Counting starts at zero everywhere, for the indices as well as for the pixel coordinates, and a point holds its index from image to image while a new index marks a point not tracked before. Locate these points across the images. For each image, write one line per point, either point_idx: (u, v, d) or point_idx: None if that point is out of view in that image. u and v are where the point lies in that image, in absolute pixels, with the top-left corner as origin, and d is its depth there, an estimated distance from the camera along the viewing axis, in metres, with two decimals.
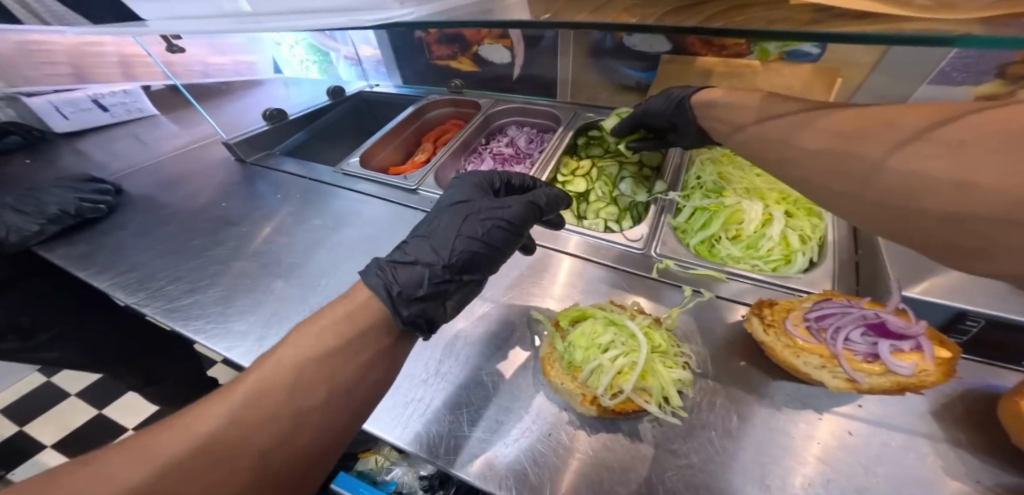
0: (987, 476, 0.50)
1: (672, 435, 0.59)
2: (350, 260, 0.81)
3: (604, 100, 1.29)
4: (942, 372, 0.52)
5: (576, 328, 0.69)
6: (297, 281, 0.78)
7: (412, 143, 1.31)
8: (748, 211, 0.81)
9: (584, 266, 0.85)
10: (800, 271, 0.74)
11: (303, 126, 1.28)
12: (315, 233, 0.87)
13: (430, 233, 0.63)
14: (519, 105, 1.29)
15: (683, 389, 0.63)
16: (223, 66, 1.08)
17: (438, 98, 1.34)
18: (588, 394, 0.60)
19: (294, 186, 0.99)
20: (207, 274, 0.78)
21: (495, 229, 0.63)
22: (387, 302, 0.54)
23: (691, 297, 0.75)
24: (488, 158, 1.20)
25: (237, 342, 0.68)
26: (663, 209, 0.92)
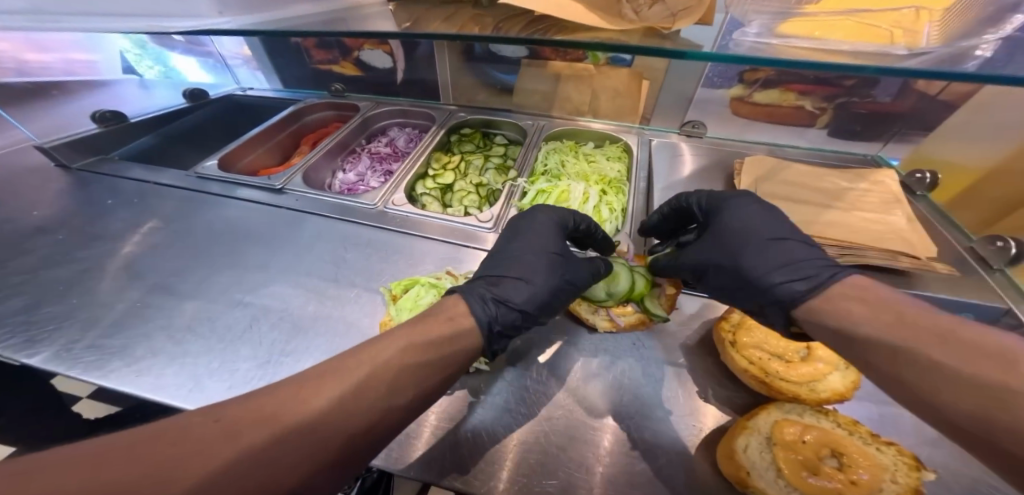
0: (710, 386, 0.64)
1: (493, 385, 0.66)
2: (193, 259, 0.79)
3: (481, 101, 1.38)
4: (668, 305, 0.70)
5: (405, 294, 0.69)
6: (127, 281, 0.75)
7: (289, 146, 1.33)
8: (576, 190, 0.92)
9: (432, 245, 0.85)
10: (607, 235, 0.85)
11: (155, 129, 1.25)
12: (157, 236, 0.84)
13: (525, 275, 0.64)
14: (400, 107, 1.35)
15: None
16: (43, 64, 1.02)
17: (316, 103, 1.37)
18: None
19: (134, 190, 0.95)
20: (9, 285, 0.73)
21: (578, 286, 0.67)
22: (489, 339, 0.56)
23: None
24: (364, 157, 1.21)
25: (43, 348, 0.64)
26: (511, 194, 0.95)
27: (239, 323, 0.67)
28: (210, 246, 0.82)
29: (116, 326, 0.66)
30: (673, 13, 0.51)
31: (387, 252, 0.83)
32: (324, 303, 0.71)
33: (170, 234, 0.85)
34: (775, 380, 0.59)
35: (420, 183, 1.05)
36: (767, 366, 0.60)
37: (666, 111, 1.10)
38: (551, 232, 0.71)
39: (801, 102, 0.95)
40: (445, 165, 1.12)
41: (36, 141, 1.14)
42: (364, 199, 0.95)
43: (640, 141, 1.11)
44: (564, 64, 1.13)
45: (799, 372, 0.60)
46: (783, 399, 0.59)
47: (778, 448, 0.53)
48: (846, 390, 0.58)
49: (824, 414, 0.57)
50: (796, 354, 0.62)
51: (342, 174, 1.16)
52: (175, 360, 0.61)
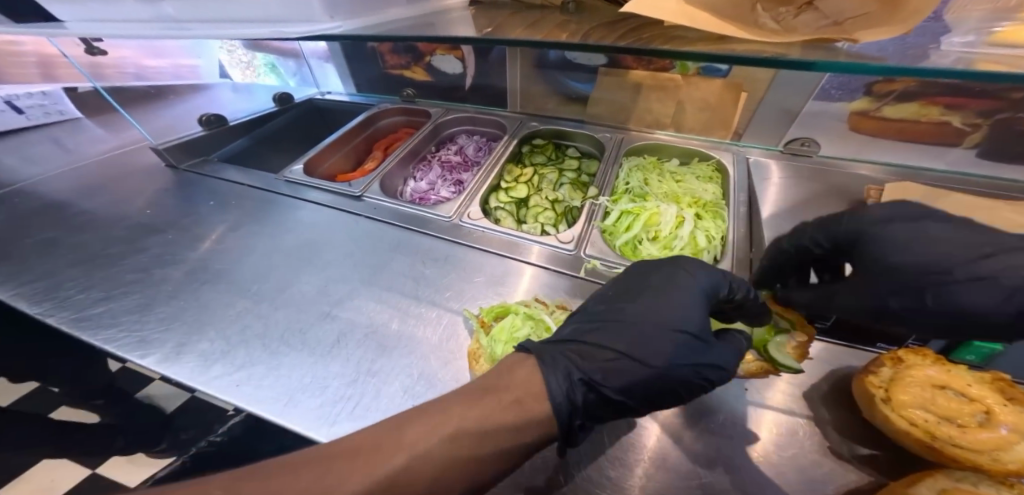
0: (854, 452, 0.54)
1: (586, 424, 0.60)
2: (282, 265, 0.80)
3: (551, 110, 1.33)
4: (799, 357, 0.59)
5: (497, 324, 0.63)
6: (225, 285, 0.77)
7: (363, 151, 1.35)
8: (667, 213, 0.83)
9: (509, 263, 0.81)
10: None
11: (248, 132, 1.32)
12: (248, 238, 0.86)
13: (641, 355, 0.51)
14: (469, 114, 1.33)
15: None
16: (157, 70, 1.11)
17: (390, 107, 1.40)
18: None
19: (231, 192, 1.00)
20: (125, 282, 0.78)
21: (695, 380, 0.53)
22: (563, 431, 0.47)
23: None
24: (436, 165, 1.20)
25: (153, 349, 0.66)
26: (592, 214, 0.88)
27: (332, 336, 0.66)
28: (298, 254, 0.83)
29: (217, 331, 0.68)
30: (838, 22, 0.43)
31: (484, 275, 0.79)
32: (407, 321, 0.69)
33: (264, 238, 0.87)
34: (946, 447, 0.48)
35: (493, 196, 1.02)
36: (936, 430, 0.49)
37: (765, 125, 0.99)
38: (681, 300, 0.56)
39: (948, 119, 0.79)
40: (518, 178, 1.08)
41: (153, 143, 1.23)
42: (440, 212, 0.92)
43: (735, 159, 1.02)
44: (646, 74, 1.05)
45: (977, 439, 0.48)
46: (956, 469, 0.48)
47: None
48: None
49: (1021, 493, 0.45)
50: (974, 418, 0.49)
51: (413, 182, 1.16)
52: (273, 372, 0.62)
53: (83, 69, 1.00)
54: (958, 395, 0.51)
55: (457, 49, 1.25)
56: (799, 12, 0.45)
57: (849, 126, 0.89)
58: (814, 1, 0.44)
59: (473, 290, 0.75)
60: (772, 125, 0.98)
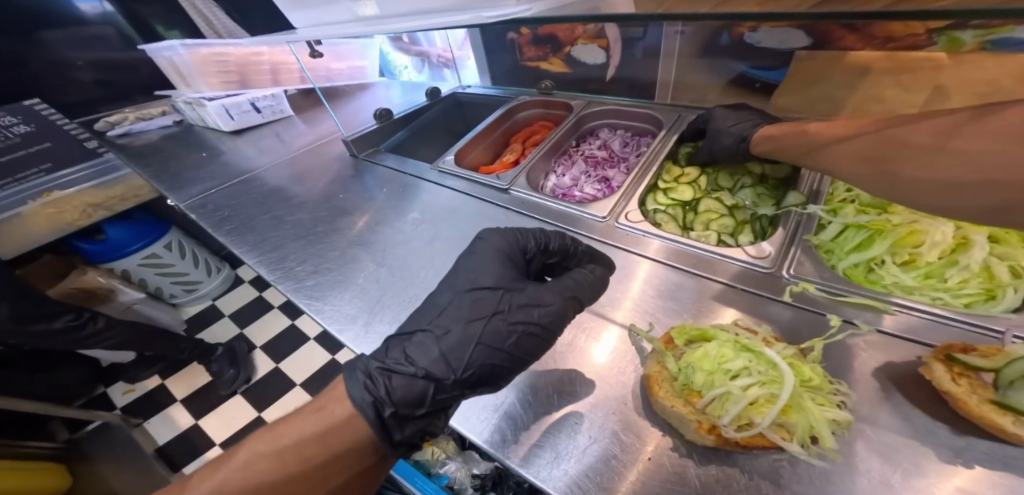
0: None
1: (807, 478, 0.44)
2: (446, 254, 0.83)
3: (712, 101, 1.15)
4: None
5: (695, 348, 0.53)
6: (399, 270, 0.82)
7: (501, 144, 1.37)
8: (937, 230, 0.60)
9: (683, 277, 0.71)
10: (1009, 310, 0.52)
11: (405, 126, 1.40)
12: (415, 226, 0.92)
13: (442, 313, 0.57)
14: (613, 106, 1.24)
15: (836, 432, 0.46)
16: (338, 71, 1.35)
17: (529, 100, 1.40)
18: (704, 421, 0.47)
19: (405, 183, 1.08)
20: (328, 259, 0.88)
21: (532, 333, 0.55)
22: (376, 426, 0.50)
23: (841, 329, 0.56)
24: (579, 160, 1.13)
25: (348, 325, 0.72)
26: (798, 224, 0.71)
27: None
28: (461, 247, 0.84)
29: (396, 313, 0.72)
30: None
31: (630, 280, 0.72)
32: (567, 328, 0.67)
33: (431, 229, 0.91)
34: None
35: (652, 197, 0.91)
36: None
37: None
38: (487, 266, 0.62)
39: None
40: (680, 178, 0.94)
41: (343, 135, 1.33)
42: (593, 210, 0.87)
43: None
44: (881, 54, 0.81)
45: None
46: None
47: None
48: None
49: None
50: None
51: (555, 177, 1.11)
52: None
53: (310, 76, 1.21)
54: None
55: (602, 37, 1.20)
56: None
57: None
58: None
59: (618, 298, 0.70)
60: None
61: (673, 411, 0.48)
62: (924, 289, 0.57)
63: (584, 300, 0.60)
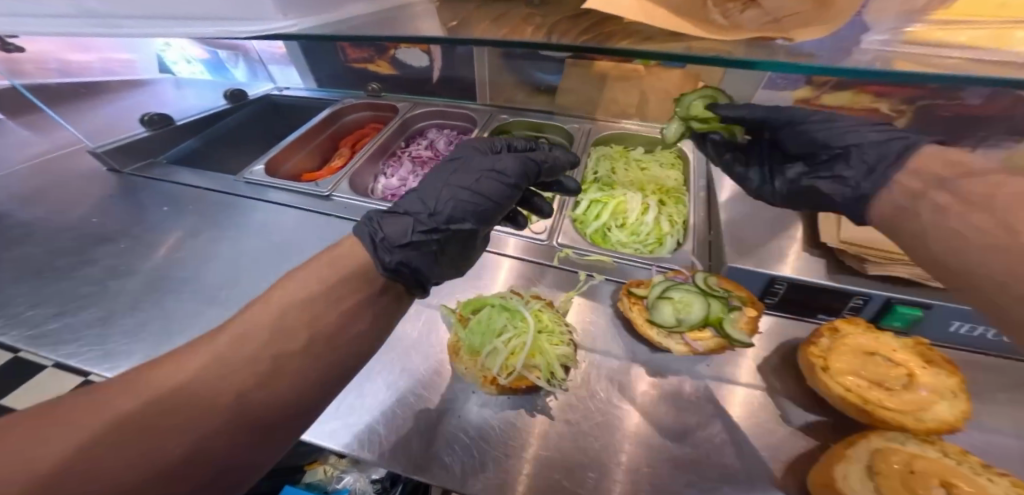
0: (797, 416, 0.60)
1: (569, 409, 0.62)
2: (247, 268, 0.81)
3: (520, 101, 1.34)
4: (751, 328, 0.62)
5: (475, 316, 0.67)
6: (192, 294, 0.77)
7: (328, 149, 1.34)
8: (632, 200, 0.89)
9: (490, 259, 0.84)
10: (670, 251, 0.82)
11: (197, 133, 1.30)
12: (214, 242, 0.86)
13: (422, 182, 0.59)
14: (437, 109, 1.33)
15: (569, 364, 0.64)
16: (88, 65, 1.05)
17: (354, 103, 1.38)
18: (487, 375, 0.61)
19: (200, 197, 0.97)
20: (79, 296, 0.76)
21: (486, 203, 0.57)
22: (369, 248, 0.49)
23: (585, 280, 0.78)
24: (406, 161, 1.19)
25: (120, 361, 0.67)
26: (563, 203, 0.92)
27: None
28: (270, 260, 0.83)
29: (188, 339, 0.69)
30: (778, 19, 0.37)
31: None
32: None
33: (232, 244, 0.86)
34: (875, 409, 0.55)
35: None
36: (867, 394, 0.56)
37: (719, 110, 1.16)
38: (472, 149, 0.66)
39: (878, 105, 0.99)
40: None
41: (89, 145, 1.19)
42: None
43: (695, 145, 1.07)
44: (612, 65, 1.15)
45: (901, 400, 0.56)
46: (885, 429, 0.55)
47: (885, 479, 0.48)
48: (958, 419, 0.54)
49: (936, 446, 0.51)
50: (911, 390, 0.56)
51: (384, 179, 1.15)
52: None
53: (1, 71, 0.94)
54: (887, 360, 0.59)
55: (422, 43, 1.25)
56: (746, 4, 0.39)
57: None
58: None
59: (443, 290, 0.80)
60: (726, 111, 1.15)
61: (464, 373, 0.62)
62: (631, 242, 0.84)
63: (540, 167, 0.65)
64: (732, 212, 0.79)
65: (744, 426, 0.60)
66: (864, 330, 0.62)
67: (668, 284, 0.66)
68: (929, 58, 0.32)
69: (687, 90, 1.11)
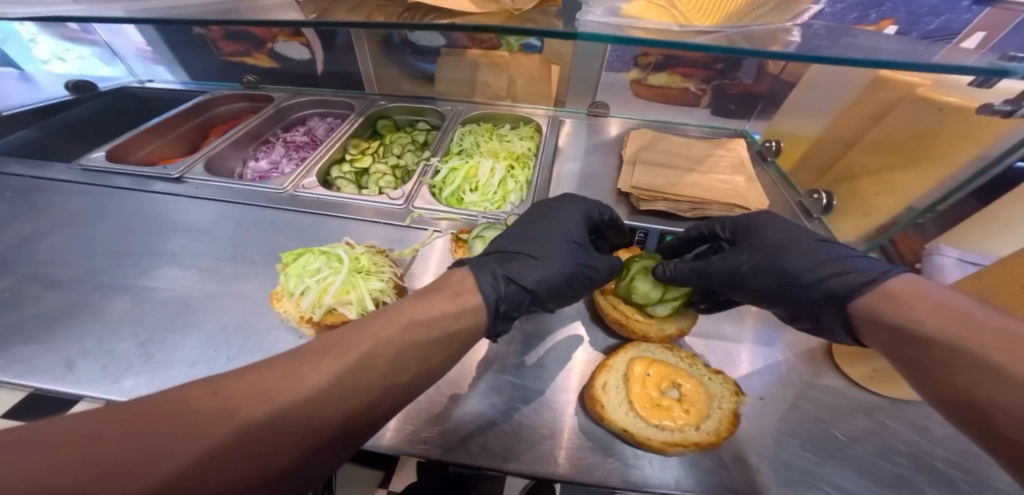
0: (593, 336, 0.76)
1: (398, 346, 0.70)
2: (82, 254, 0.80)
3: (405, 89, 1.40)
4: None
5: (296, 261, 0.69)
6: (16, 282, 0.76)
7: (197, 138, 1.31)
8: (483, 166, 0.99)
9: (345, 224, 0.89)
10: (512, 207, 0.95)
11: (36, 123, 1.21)
12: (49, 233, 0.84)
13: (544, 251, 0.67)
14: (318, 98, 1.35)
15: (386, 298, 0.67)
16: None
17: (227, 94, 1.36)
18: (302, 315, 0.64)
19: (39, 190, 0.95)
20: None
21: (591, 271, 0.69)
22: (491, 317, 0.56)
23: (433, 234, 0.85)
24: (278, 146, 1.19)
25: None
26: (424, 173, 1.00)
27: (133, 307, 0.70)
28: (106, 243, 0.83)
29: (2, 320, 0.69)
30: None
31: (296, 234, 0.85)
32: (218, 282, 0.74)
33: (63, 230, 0.85)
34: (631, 323, 0.72)
35: (336, 168, 1.07)
36: (627, 312, 0.74)
37: (578, 93, 1.33)
38: (565, 212, 0.75)
39: (687, 86, 1.28)
40: (363, 150, 1.14)
41: None
42: (272, 184, 0.95)
43: (550, 121, 1.22)
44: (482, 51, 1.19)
45: (650, 314, 0.74)
46: (639, 342, 0.72)
47: (633, 383, 0.64)
48: (688, 327, 0.74)
49: (675, 354, 0.70)
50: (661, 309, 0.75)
51: (254, 162, 1.15)
52: (61, 336, 0.66)
53: None
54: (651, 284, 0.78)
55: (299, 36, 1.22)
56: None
57: (633, 92, 1.34)
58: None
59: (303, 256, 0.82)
60: (581, 91, 1.33)
61: (284, 314, 0.64)
62: (481, 201, 0.96)
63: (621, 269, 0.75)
64: None
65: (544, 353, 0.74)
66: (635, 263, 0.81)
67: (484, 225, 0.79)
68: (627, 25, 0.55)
69: (541, 72, 1.27)
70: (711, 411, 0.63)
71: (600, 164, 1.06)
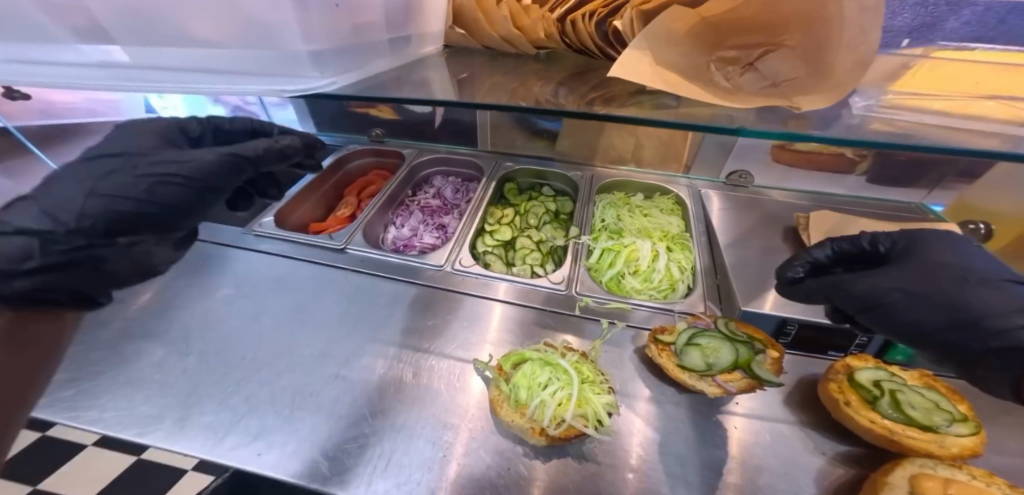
0: (828, 447, 0.64)
1: (612, 452, 0.64)
2: (275, 331, 0.87)
3: (519, 147, 1.37)
4: (774, 369, 0.69)
5: (518, 370, 0.70)
6: (217, 358, 0.82)
7: (333, 196, 1.38)
8: (643, 248, 0.96)
9: (515, 310, 0.87)
10: (682, 295, 0.89)
11: None
12: (236, 305, 0.92)
13: (128, 151, 0.61)
14: (443, 156, 1.37)
15: (613, 411, 0.66)
16: (71, 105, 1.12)
17: (358, 149, 1.41)
18: (535, 427, 0.63)
19: (224, 256, 1.04)
20: (97, 363, 0.81)
21: (174, 175, 0.59)
22: None
23: (609, 328, 0.81)
24: (415, 211, 1.23)
25: (152, 427, 0.70)
26: (578, 252, 0.98)
27: (345, 398, 0.74)
28: (295, 321, 0.89)
29: (218, 403, 0.74)
30: (775, 83, 0.59)
31: (474, 321, 0.86)
32: (419, 374, 0.77)
33: (250, 304, 0.93)
34: (903, 439, 0.59)
35: (480, 241, 1.07)
36: (891, 424, 0.60)
37: (709, 160, 1.26)
38: (123, 141, 0.64)
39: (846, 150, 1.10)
40: (500, 220, 1.14)
41: None
42: (431, 260, 0.98)
43: (691, 193, 1.17)
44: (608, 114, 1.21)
45: (926, 429, 0.60)
46: (915, 456, 0.58)
47: None
48: (976, 445, 0.59)
49: (963, 470, 0.55)
50: (936, 422, 0.60)
51: (395, 229, 1.19)
52: (287, 427, 0.70)
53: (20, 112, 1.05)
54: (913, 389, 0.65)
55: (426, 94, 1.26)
56: (743, 71, 0.61)
57: (773, 157, 1.21)
58: (753, 64, 0.60)
59: (481, 339, 0.82)
60: (713, 159, 1.24)
61: (512, 424, 0.64)
62: (645, 288, 0.91)
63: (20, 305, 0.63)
64: (731, 255, 0.90)
65: (789, 463, 0.62)
66: (876, 369, 0.68)
67: (692, 331, 0.73)
68: (893, 131, 0.51)
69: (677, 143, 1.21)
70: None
71: (770, 242, 0.96)
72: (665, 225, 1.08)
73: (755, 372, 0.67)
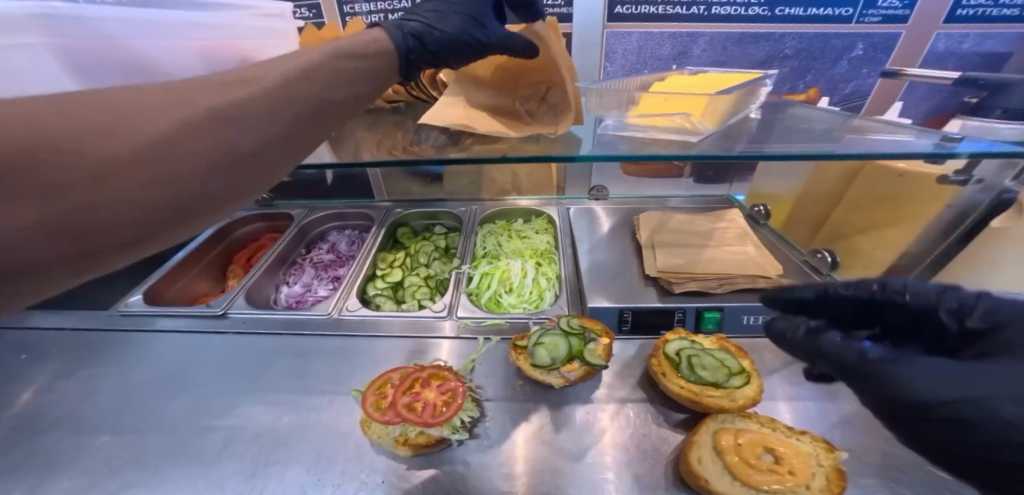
0: (673, 417, 0.74)
1: (478, 450, 0.71)
2: (151, 399, 0.85)
3: (417, 192, 1.44)
4: (606, 354, 0.80)
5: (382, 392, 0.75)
6: (88, 434, 0.79)
7: (219, 264, 1.38)
8: (514, 267, 1.09)
9: (400, 343, 0.93)
10: (550, 302, 1.02)
11: None
12: (107, 381, 0.89)
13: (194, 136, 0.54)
14: (335, 212, 1.42)
15: (474, 416, 0.75)
16: None
17: (245, 217, 1.43)
18: (399, 438, 0.69)
19: (98, 340, 1.00)
20: None
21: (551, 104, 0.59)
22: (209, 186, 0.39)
23: (484, 343, 0.91)
24: (307, 268, 1.27)
25: None
26: (460, 280, 1.09)
27: (222, 451, 0.73)
28: (178, 383, 0.87)
29: (91, 473, 0.72)
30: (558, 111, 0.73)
31: (361, 358, 0.90)
32: (303, 415, 0.78)
33: (125, 380, 0.89)
34: (705, 398, 0.71)
35: (370, 285, 1.13)
36: (695, 387, 0.73)
37: (577, 180, 1.45)
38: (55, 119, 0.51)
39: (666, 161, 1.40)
40: (391, 263, 1.22)
41: None
42: (317, 310, 1.01)
43: (560, 211, 1.34)
44: None
45: (722, 389, 0.73)
46: (717, 413, 0.70)
47: (728, 455, 0.63)
48: (757, 394, 0.72)
49: (754, 419, 0.69)
50: (720, 379, 0.73)
51: (287, 288, 1.22)
52: (155, 490, 0.68)
53: None
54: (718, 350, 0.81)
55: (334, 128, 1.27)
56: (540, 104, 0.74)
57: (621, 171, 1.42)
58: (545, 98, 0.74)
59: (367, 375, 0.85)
60: (580, 176, 1.43)
61: (377, 441, 0.69)
62: (519, 302, 1.04)
63: None
64: (585, 261, 1.06)
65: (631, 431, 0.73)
66: (684, 339, 0.82)
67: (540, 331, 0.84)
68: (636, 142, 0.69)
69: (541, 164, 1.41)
70: (816, 469, 0.61)
71: (616, 246, 1.13)
72: (537, 243, 1.23)
73: (587, 360, 0.78)
